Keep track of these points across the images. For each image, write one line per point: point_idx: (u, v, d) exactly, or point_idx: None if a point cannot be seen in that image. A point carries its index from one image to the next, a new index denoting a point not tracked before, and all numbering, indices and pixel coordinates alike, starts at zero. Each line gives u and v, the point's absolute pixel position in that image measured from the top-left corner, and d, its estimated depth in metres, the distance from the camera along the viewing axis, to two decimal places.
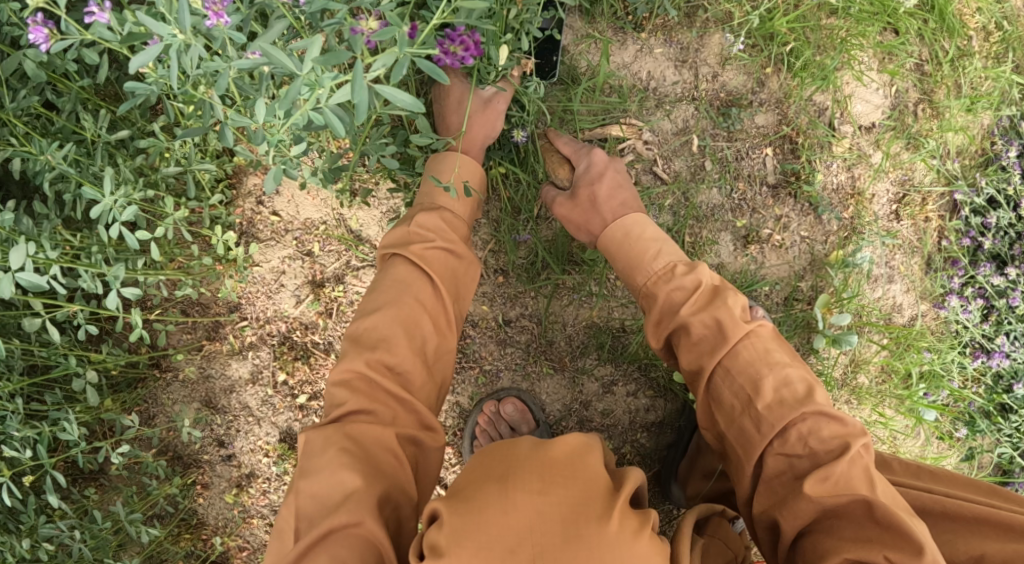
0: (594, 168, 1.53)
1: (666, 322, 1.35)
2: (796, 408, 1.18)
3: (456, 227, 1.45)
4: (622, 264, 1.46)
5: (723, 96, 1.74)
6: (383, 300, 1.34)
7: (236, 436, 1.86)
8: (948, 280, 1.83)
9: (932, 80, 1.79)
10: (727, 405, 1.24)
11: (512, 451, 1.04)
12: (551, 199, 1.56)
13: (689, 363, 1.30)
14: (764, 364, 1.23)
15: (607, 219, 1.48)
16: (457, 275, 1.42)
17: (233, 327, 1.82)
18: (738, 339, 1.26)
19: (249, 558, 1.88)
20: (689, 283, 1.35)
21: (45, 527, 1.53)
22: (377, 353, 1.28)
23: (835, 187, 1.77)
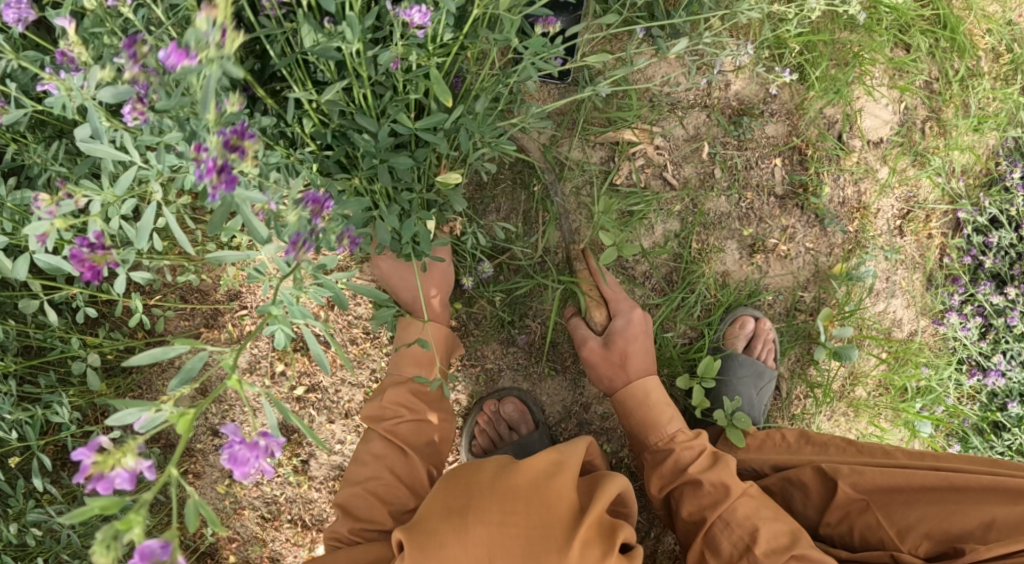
0: (632, 327, 1.54)
1: (674, 480, 1.43)
2: (786, 551, 1.24)
3: (430, 395, 1.51)
4: (639, 416, 1.51)
5: (734, 105, 1.74)
6: (363, 475, 1.39)
7: (231, 426, 1.84)
8: (948, 297, 1.84)
9: (942, 98, 1.80)
10: (723, 553, 1.30)
11: (477, 478, 1.20)
12: (579, 341, 1.58)
13: (690, 512, 1.38)
14: (760, 518, 1.30)
15: (630, 377, 1.53)
16: (432, 441, 1.47)
17: (232, 315, 1.81)
18: (737, 495, 1.34)
19: (239, 549, 1.87)
20: (696, 446, 1.45)
21: (34, 511, 1.50)
22: (360, 521, 1.33)
23: (842, 200, 1.79)
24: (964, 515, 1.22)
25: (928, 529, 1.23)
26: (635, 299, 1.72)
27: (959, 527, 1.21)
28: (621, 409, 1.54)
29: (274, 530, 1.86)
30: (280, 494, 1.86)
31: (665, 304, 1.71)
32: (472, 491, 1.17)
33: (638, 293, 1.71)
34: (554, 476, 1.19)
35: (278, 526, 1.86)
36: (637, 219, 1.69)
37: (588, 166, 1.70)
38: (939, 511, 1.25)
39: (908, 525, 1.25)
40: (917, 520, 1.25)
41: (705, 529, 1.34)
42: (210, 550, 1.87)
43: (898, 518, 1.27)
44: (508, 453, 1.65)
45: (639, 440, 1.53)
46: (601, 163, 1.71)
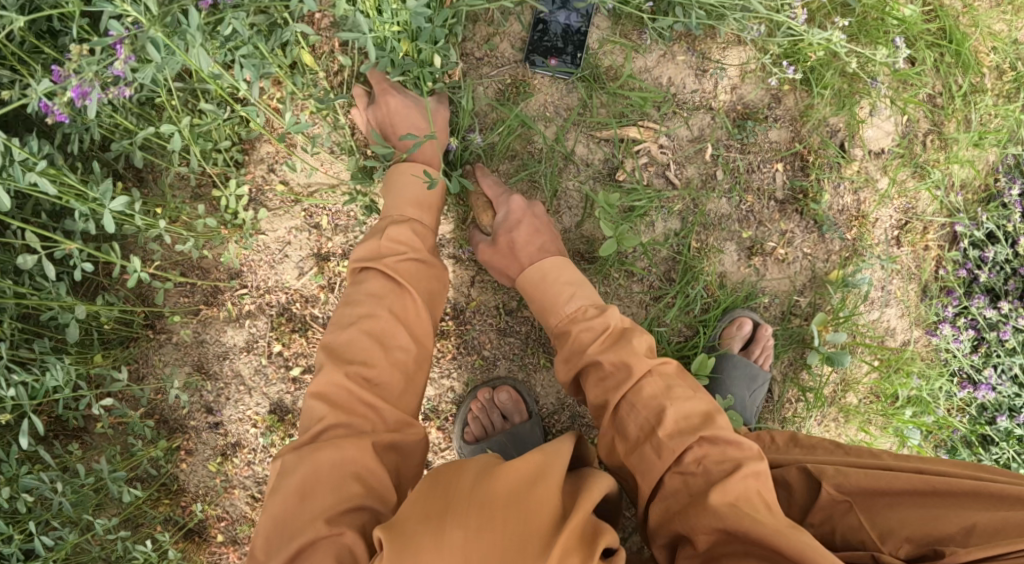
0: (512, 215, 1.55)
1: (574, 359, 1.37)
2: (691, 436, 1.20)
3: (425, 238, 1.52)
4: (538, 303, 1.46)
5: (739, 109, 1.76)
6: (358, 315, 1.38)
7: (225, 404, 1.85)
8: (942, 308, 1.86)
9: (944, 112, 1.83)
10: (630, 435, 1.25)
11: (459, 481, 1.13)
12: (477, 246, 1.60)
13: (596, 395, 1.32)
14: (666, 398, 1.25)
15: (523, 265, 1.50)
16: (431, 288, 1.48)
17: (231, 294, 1.81)
18: (642, 375, 1.27)
19: (228, 528, 1.88)
20: (598, 325, 1.37)
21: (27, 477, 1.51)
22: (356, 364, 1.32)
23: (841, 208, 1.81)
24: (946, 520, 1.21)
25: (909, 532, 1.21)
26: (632, 295, 1.73)
27: (940, 530, 1.20)
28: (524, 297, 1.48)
29: None
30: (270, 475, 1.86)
31: (663, 303, 1.73)
32: (454, 496, 1.10)
33: (637, 290, 1.73)
34: (540, 478, 1.12)
35: None
36: (639, 215, 1.71)
37: (592, 162, 1.72)
38: (921, 516, 1.23)
39: (889, 528, 1.23)
40: (897, 524, 1.23)
41: (610, 412, 1.29)
42: (198, 529, 1.88)
43: (879, 522, 1.25)
44: (500, 441, 1.66)
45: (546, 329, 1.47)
46: (605, 159, 1.72)
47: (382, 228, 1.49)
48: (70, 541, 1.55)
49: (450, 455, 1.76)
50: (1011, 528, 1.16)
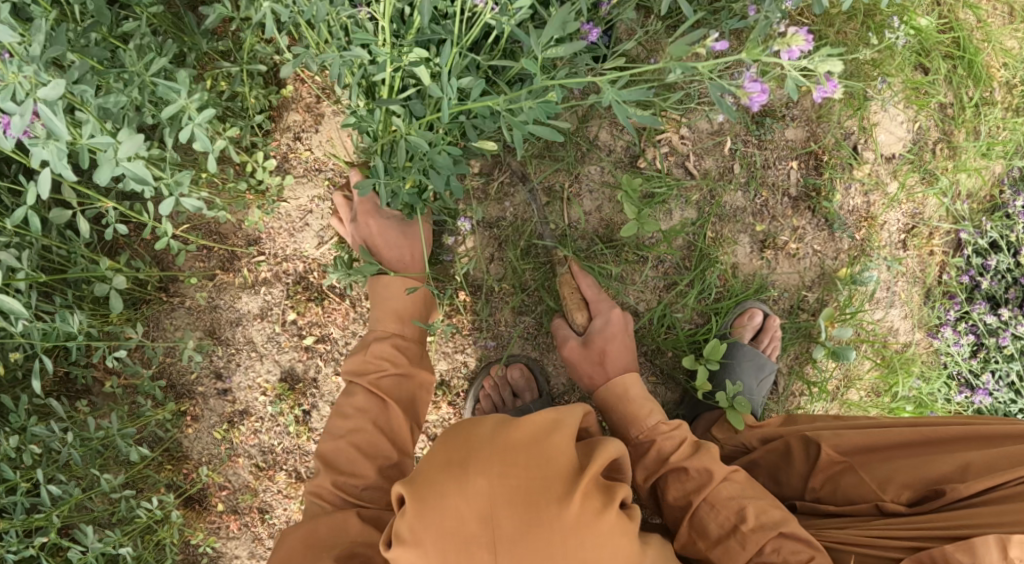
0: (610, 326, 1.58)
1: (654, 469, 1.45)
2: (773, 529, 1.30)
3: (410, 349, 1.59)
4: (617, 413, 1.53)
5: (759, 105, 1.81)
6: (345, 428, 1.46)
7: (235, 370, 1.85)
8: (944, 312, 1.91)
9: (953, 122, 1.89)
10: (711, 533, 1.35)
11: (477, 430, 1.13)
12: (561, 341, 1.63)
13: (675, 498, 1.41)
14: (745, 498, 1.35)
15: (608, 376, 1.55)
16: (413, 396, 1.55)
17: (249, 261, 1.83)
18: (722, 479, 1.38)
19: (228, 498, 1.87)
20: (677, 436, 1.46)
21: (37, 426, 1.50)
22: (342, 474, 1.41)
23: (851, 208, 1.85)
24: (941, 461, 1.36)
25: (907, 479, 1.37)
26: (647, 281, 1.77)
27: (936, 472, 1.36)
28: (601, 408, 1.55)
29: (266, 480, 1.86)
30: (276, 444, 1.86)
31: (676, 291, 1.76)
32: (472, 443, 1.11)
33: (652, 276, 1.76)
34: (555, 430, 1.12)
35: (271, 476, 1.86)
36: (658, 203, 1.75)
37: (614, 148, 1.76)
38: (917, 462, 1.39)
39: (889, 479, 1.38)
40: (894, 472, 1.39)
41: (691, 512, 1.38)
42: (198, 497, 1.87)
43: (878, 474, 1.40)
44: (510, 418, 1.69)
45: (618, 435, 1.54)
46: (627, 147, 1.76)
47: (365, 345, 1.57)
48: (76, 495, 1.53)
49: None
50: (998, 461, 1.33)
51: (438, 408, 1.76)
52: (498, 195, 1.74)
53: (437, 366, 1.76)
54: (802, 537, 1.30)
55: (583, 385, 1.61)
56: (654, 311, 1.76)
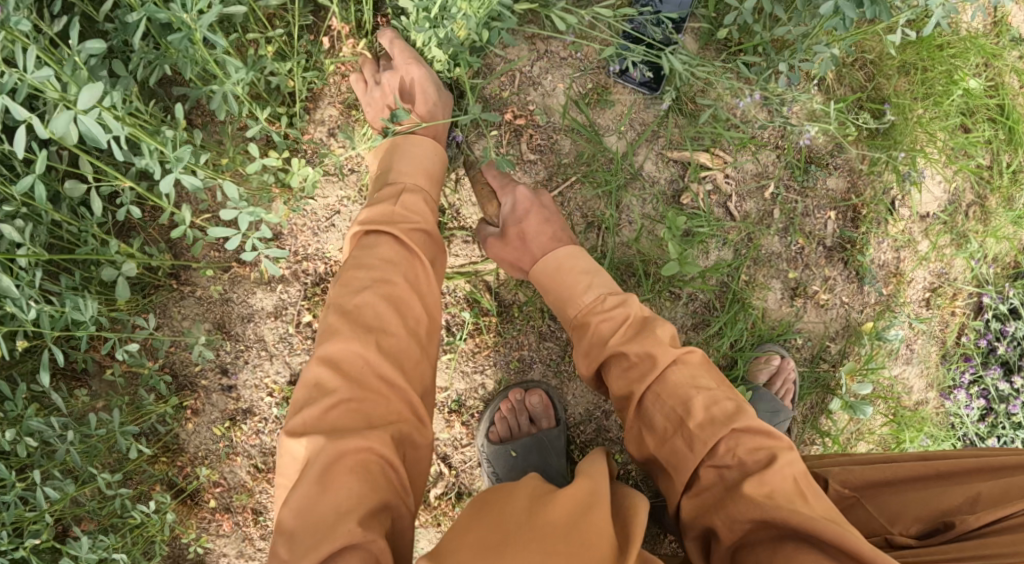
0: (519, 204, 1.56)
1: (593, 353, 1.35)
2: (723, 426, 1.19)
3: (432, 211, 1.49)
4: (554, 296, 1.46)
5: (804, 152, 1.79)
6: (371, 277, 1.32)
7: (242, 368, 1.78)
8: (958, 374, 1.92)
9: (989, 185, 1.88)
10: (658, 427, 1.25)
11: (509, 514, 1.08)
12: (484, 238, 1.59)
13: (619, 388, 1.31)
14: (693, 387, 1.24)
15: (535, 256, 1.50)
16: (437, 256, 1.45)
17: (267, 256, 1.75)
18: (666, 364, 1.27)
19: (222, 495, 1.84)
20: (618, 314, 1.36)
21: (36, 420, 1.42)
22: (374, 332, 1.27)
23: (882, 263, 1.85)
24: (951, 494, 1.27)
25: (916, 511, 1.27)
26: (676, 320, 1.74)
27: (946, 505, 1.26)
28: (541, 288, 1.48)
29: (264, 482, 1.84)
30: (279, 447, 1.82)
31: (705, 332, 1.74)
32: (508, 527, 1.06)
33: (682, 314, 1.73)
34: (591, 508, 1.06)
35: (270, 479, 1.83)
36: (697, 241, 1.72)
37: (658, 180, 1.72)
38: (923, 497, 1.29)
39: (896, 513, 1.28)
40: (903, 507, 1.29)
41: (635, 404, 1.28)
42: (192, 492, 1.82)
43: (886, 510, 1.30)
44: (527, 444, 1.65)
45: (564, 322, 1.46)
46: (671, 180, 1.73)
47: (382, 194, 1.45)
48: (70, 493, 1.46)
49: (470, 452, 1.74)
50: (1011, 492, 1.23)
51: (451, 428, 1.72)
52: None
53: (454, 385, 1.72)
54: (758, 431, 1.19)
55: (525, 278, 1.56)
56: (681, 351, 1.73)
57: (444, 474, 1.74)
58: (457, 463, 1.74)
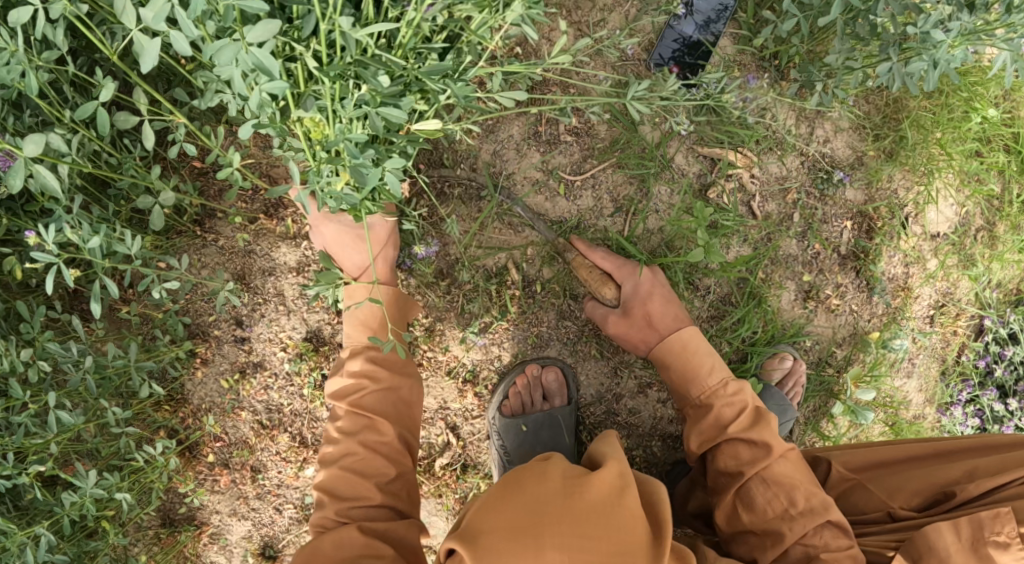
0: (641, 290, 1.60)
1: (710, 433, 1.48)
2: (822, 515, 1.32)
3: (395, 363, 1.55)
4: (674, 373, 1.55)
5: (827, 160, 1.84)
6: (339, 450, 1.45)
7: (258, 321, 1.78)
8: (956, 392, 1.97)
9: (998, 212, 1.94)
10: (757, 507, 1.37)
11: (544, 492, 1.06)
12: (602, 317, 1.63)
13: (728, 467, 1.44)
14: (797, 479, 1.38)
15: (663, 335, 1.57)
16: (401, 406, 1.51)
17: (295, 211, 1.76)
18: (776, 456, 1.40)
19: (222, 450, 1.83)
20: (737, 403, 1.48)
21: (54, 344, 1.39)
22: (342, 499, 1.39)
23: (892, 276, 1.90)
24: (949, 468, 1.40)
25: (915, 486, 1.40)
26: (692, 310, 1.78)
27: (944, 477, 1.39)
28: (659, 366, 1.56)
29: (266, 440, 1.83)
30: (286, 404, 1.82)
31: (720, 325, 1.78)
32: (541, 505, 1.04)
33: (699, 306, 1.78)
34: (623, 493, 1.08)
35: (273, 437, 1.82)
36: (721, 234, 1.77)
37: (686, 173, 1.77)
38: (924, 472, 1.43)
39: (897, 488, 1.42)
40: (903, 483, 1.42)
41: (740, 483, 1.40)
42: (192, 443, 1.81)
43: (888, 485, 1.44)
44: (538, 419, 1.67)
45: (676, 391, 1.56)
46: (699, 174, 1.77)
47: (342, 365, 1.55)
48: (80, 424, 1.42)
49: (479, 424, 1.75)
50: (1005, 463, 1.36)
51: (463, 398, 1.73)
52: (566, 195, 1.73)
53: (470, 354, 1.73)
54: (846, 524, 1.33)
55: (638, 354, 1.63)
56: None
57: (451, 444, 1.75)
58: (465, 433, 1.75)
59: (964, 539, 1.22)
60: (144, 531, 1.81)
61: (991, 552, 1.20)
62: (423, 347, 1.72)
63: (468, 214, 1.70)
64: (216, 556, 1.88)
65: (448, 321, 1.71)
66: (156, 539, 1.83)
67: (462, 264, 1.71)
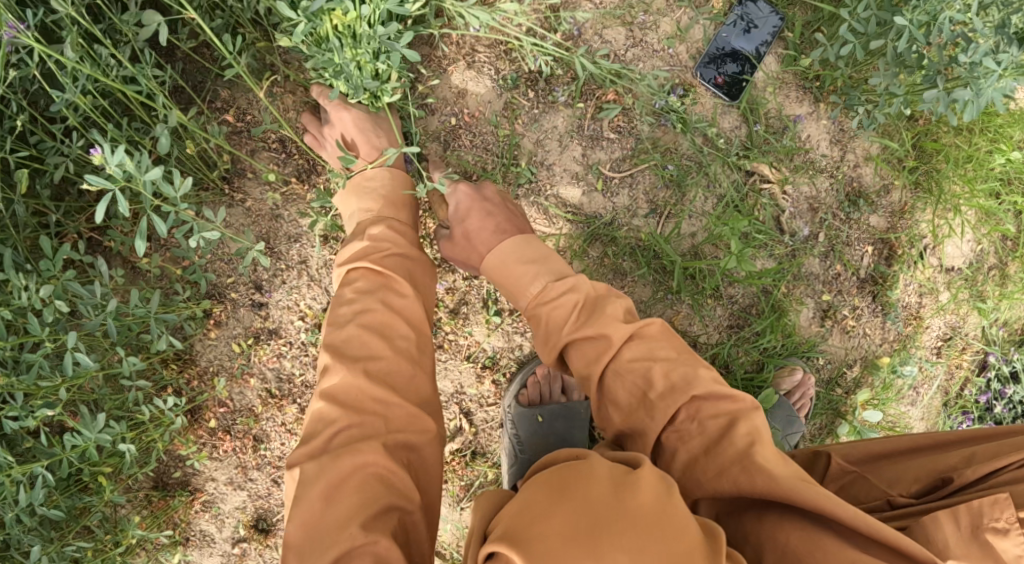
0: (461, 204, 1.53)
1: (549, 337, 1.31)
2: (682, 392, 1.16)
3: (405, 235, 1.50)
4: (502, 283, 1.41)
5: (855, 185, 1.86)
6: (354, 313, 1.33)
7: (278, 287, 1.75)
8: (955, 425, 2.01)
9: (1012, 253, 1.97)
10: (621, 403, 1.22)
11: (595, 499, 0.99)
12: (441, 242, 1.58)
13: (579, 367, 1.27)
14: (651, 358, 1.21)
15: (484, 252, 1.45)
16: (414, 275, 1.44)
17: (327, 178, 1.72)
18: (623, 341, 1.23)
19: (225, 416, 1.79)
20: (567, 299, 1.30)
21: (75, 283, 1.32)
22: (362, 362, 1.27)
23: (906, 305, 1.93)
24: (947, 455, 1.32)
25: (915, 474, 1.31)
26: (713, 318, 1.80)
27: (943, 464, 1.31)
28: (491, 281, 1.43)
29: (273, 410, 1.79)
30: (297, 375, 1.78)
31: (739, 335, 1.80)
32: (595, 510, 0.97)
33: (720, 313, 1.80)
34: (670, 490, 1.03)
35: (280, 406, 1.79)
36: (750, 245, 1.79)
37: (722, 183, 1.78)
38: (922, 463, 1.34)
39: (896, 478, 1.33)
40: (902, 472, 1.33)
41: (596, 383, 1.25)
42: (196, 407, 1.77)
43: (886, 477, 1.35)
44: (556, 410, 1.67)
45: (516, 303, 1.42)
46: (733, 185, 1.79)
47: (360, 232, 1.47)
48: (94, 371, 1.36)
49: (492, 412, 1.74)
50: (1003, 449, 1.27)
51: (481, 383, 1.72)
52: (603, 191, 1.74)
53: (491, 341, 1.71)
54: (725, 395, 1.16)
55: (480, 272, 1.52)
56: (714, 349, 1.79)
57: (463, 429, 1.73)
58: (478, 420, 1.73)
59: (963, 528, 1.08)
60: (136, 493, 1.75)
61: (990, 538, 1.05)
62: (446, 329, 1.70)
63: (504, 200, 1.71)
64: (207, 525, 1.83)
65: (474, 305, 1.70)
66: (146, 502, 1.77)
67: None
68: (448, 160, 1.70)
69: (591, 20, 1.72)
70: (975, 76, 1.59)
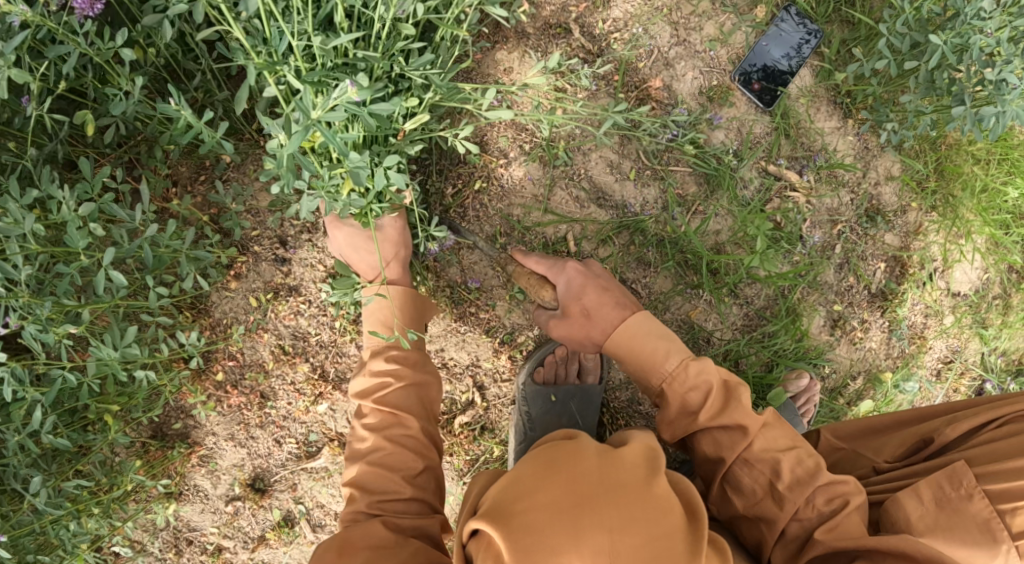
0: (573, 285, 1.47)
1: (679, 421, 1.35)
2: (810, 484, 1.25)
3: (423, 366, 1.51)
4: (631, 366, 1.40)
5: (874, 203, 1.90)
6: (369, 447, 1.40)
7: (303, 245, 1.75)
8: None
9: (1015, 284, 2.02)
10: (745, 489, 1.29)
11: (581, 474, 1.03)
12: (544, 318, 1.51)
13: (708, 451, 1.33)
14: (779, 450, 1.29)
15: (607, 331, 1.41)
16: (426, 407, 1.48)
17: None
18: (754, 433, 1.30)
19: (232, 370, 1.76)
20: (702, 384, 1.33)
21: (112, 207, 1.31)
22: (375, 493, 1.34)
23: (911, 324, 1.96)
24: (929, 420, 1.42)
25: (900, 439, 1.42)
26: (729, 318, 1.84)
27: (923, 426, 1.41)
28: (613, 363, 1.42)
29: (284, 367, 1.78)
30: (312, 334, 1.78)
31: (752, 335, 1.84)
32: (581, 488, 1.01)
33: (736, 313, 1.84)
34: (657, 473, 1.05)
35: (293, 364, 1.78)
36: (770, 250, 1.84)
37: (747, 187, 1.82)
38: (902, 433, 1.43)
39: (882, 445, 1.43)
40: (886, 440, 1.44)
41: (724, 468, 1.31)
42: (205, 357, 1.75)
43: (873, 444, 1.45)
44: (572, 392, 1.68)
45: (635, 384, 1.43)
46: (758, 190, 1.83)
47: (366, 362, 1.50)
48: (120, 298, 1.34)
49: (505, 389, 1.75)
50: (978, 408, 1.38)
51: (498, 358, 1.73)
52: (635, 181, 1.78)
53: (512, 317, 1.73)
54: (838, 483, 1.26)
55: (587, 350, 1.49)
56: (727, 348, 1.84)
57: (474, 403, 1.74)
58: (490, 395, 1.74)
59: (928, 499, 1.23)
60: (135, 439, 1.72)
61: (962, 502, 1.22)
62: (468, 302, 1.72)
63: (539, 179, 1.75)
64: (201, 480, 1.80)
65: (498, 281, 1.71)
66: (142, 450, 1.73)
67: (523, 227, 1.74)
68: (489, 135, 1.73)
69: (639, 15, 1.76)
70: (1002, 93, 1.58)
